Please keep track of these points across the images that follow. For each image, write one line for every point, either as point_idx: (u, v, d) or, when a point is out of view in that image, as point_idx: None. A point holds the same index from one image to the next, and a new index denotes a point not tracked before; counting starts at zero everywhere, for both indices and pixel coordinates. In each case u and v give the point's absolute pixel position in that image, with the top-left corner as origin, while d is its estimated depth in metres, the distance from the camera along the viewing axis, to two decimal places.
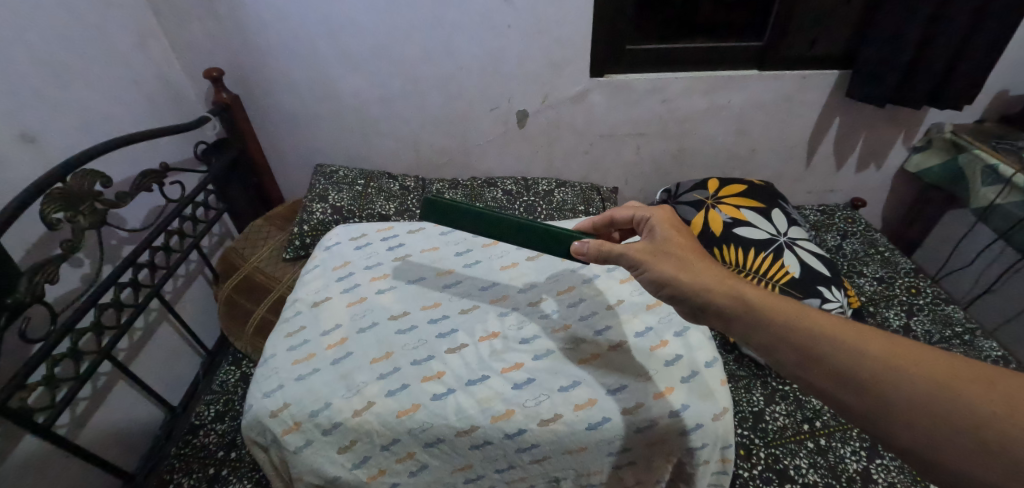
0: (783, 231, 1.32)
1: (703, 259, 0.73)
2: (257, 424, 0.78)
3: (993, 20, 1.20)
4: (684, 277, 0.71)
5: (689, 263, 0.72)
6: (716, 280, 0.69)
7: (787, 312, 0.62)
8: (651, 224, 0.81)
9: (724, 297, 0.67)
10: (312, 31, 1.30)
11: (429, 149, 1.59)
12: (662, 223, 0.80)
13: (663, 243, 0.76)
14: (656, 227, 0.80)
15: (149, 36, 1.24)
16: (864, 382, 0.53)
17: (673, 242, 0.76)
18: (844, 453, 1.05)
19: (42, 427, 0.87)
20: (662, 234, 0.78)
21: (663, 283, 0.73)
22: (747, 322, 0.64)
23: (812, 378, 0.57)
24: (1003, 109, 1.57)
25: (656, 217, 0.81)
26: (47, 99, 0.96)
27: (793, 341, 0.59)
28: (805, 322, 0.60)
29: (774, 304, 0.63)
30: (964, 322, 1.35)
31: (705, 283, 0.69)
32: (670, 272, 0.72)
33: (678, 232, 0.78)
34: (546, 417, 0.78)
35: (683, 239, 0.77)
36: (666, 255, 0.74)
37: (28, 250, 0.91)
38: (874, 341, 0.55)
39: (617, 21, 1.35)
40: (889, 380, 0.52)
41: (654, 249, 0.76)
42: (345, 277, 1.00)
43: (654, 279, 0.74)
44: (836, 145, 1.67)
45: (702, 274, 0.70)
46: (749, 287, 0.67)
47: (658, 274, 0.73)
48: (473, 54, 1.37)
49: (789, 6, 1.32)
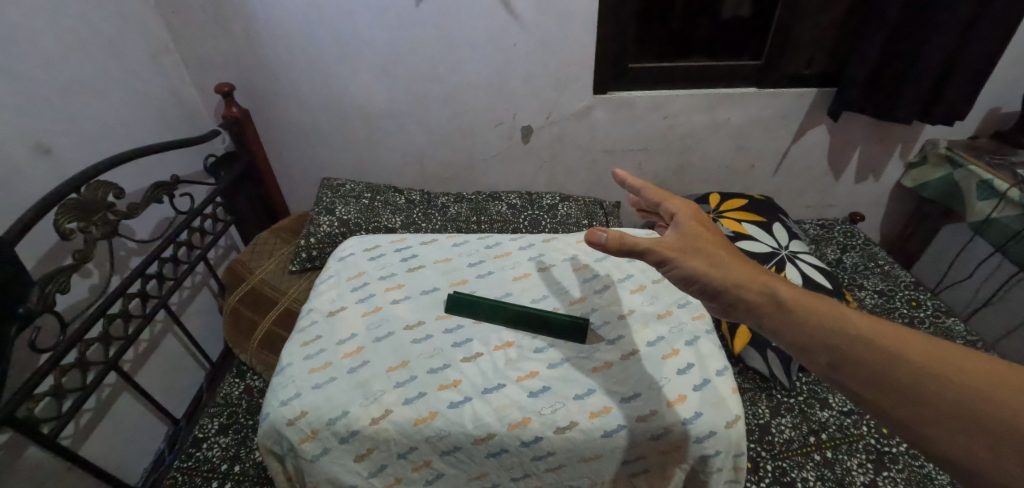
0: (784, 245, 1.34)
1: (732, 258, 0.74)
2: (274, 432, 0.78)
3: (980, 40, 1.24)
4: (717, 275, 0.72)
5: (720, 261, 0.73)
6: (748, 277, 0.70)
7: (820, 312, 0.63)
8: (677, 219, 0.80)
9: (755, 295, 0.68)
10: (323, 49, 1.34)
11: (434, 163, 1.61)
12: (687, 218, 0.80)
13: (692, 238, 0.76)
14: (682, 223, 0.79)
15: (162, 51, 1.27)
16: (899, 389, 0.54)
17: (700, 239, 0.76)
18: (851, 465, 1.06)
19: (47, 438, 0.86)
20: (690, 230, 0.78)
21: (694, 278, 0.73)
22: (775, 321, 0.66)
23: (844, 378, 0.58)
24: (994, 126, 1.61)
25: (683, 213, 0.81)
26: (62, 113, 0.98)
27: (826, 342, 0.60)
28: (840, 322, 0.61)
29: (807, 303, 0.65)
30: (965, 335, 1.36)
31: (735, 281, 0.71)
32: (702, 267, 0.72)
33: (705, 229, 0.79)
34: (563, 425, 0.78)
35: (709, 235, 0.78)
36: (695, 250, 0.75)
37: (40, 261, 0.92)
38: (909, 344, 0.56)
39: (620, 39, 1.38)
40: (923, 382, 0.53)
41: (682, 243, 0.75)
42: (359, 287, 1.01)
43: (684, 274, 0.74)
44: (832, 161, 1.70)
45: (732, 271, 0.72)
46: (781, 285, 0.68)
47: (688, 269, 0.73)
48: (481, 71, 1.41)
49: (784, 25, 1.36)
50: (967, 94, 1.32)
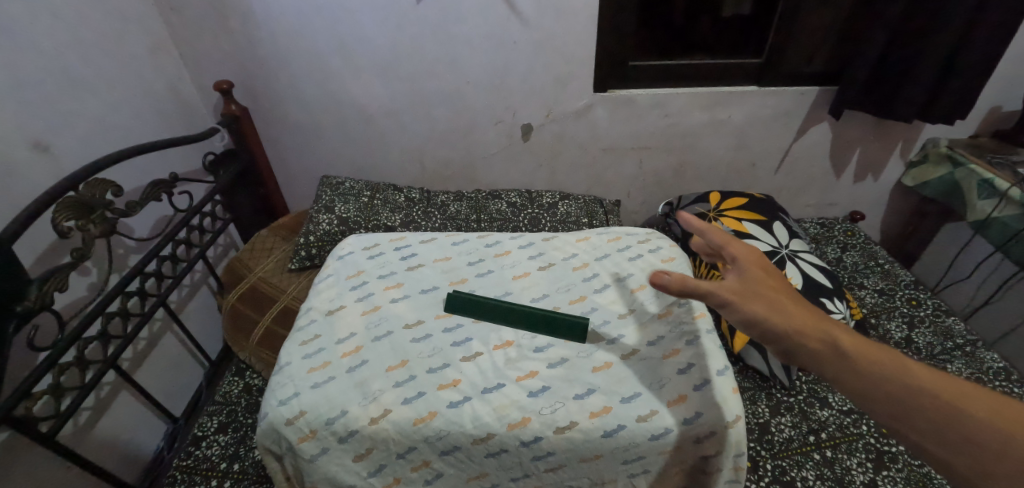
0: (785, 244, 1.34)
1: (795, 306, 0.67)
2: (272, 432, 0.78)
3: (983, 38, 1.23)
4: (780, 323, 0.65)
5: (781, 305, 0.67)
6: (810, 325, 0.64)
7: (885, 364, 0.58)
8: (738, 261, 0.73)
9: (816, 343, 0.63)
10: (322, 46, 1.33)
11: (434, 161, 1.60)
12: (749, 262, 0.73)
13: (753, 281, 0.70)
14: (742, 265, 0.72)
15: (161, 48, 1.26)
16: (977, 450, 0.51)
17: (761, 282, 0.70)
18: (850, 464, 1.06)
19: (46, 436, 0.86)
20: (753, 275, 0.71)
21: (753, 323, 0.67)
22: (841, 374, 0.60)
23: (920, 439, 0.54)
24: (995, 125, 1.60)
25: (744, 254, 0.73)
26: (61, 110, 0.97)
27: (894, 397, 0.56)
28: (908, 377, 0.57)
29: (871, 353, 0.60)
30: (965, 335, 1.36)
31: (796, 328, 0.65)
32: (762, 313, 0.66)
33: (766, 273, 0.72)
34: (562, 425, 0.78)
35: (770, 278, 0.71)
36: (754, 294, 0.68)
37: (38, 258, 0.92)
38: (985, 403, 0.53)
39: (621, 36, 1.37)
40: (1005, 448, 0.50)
41: (744, 289, 0.69)
42: (358, 285, 1.01)
43: (743, 320, 0.67)
44: (833, 160, 1.69)
45: (793, 317, 0.65)
46: (841, 332, 0.63)
47: (748, 315, 0.67)
48: (480, 69, 1.40)
49: (785, 23, 1.36)
50: (969, 92, 1.32)
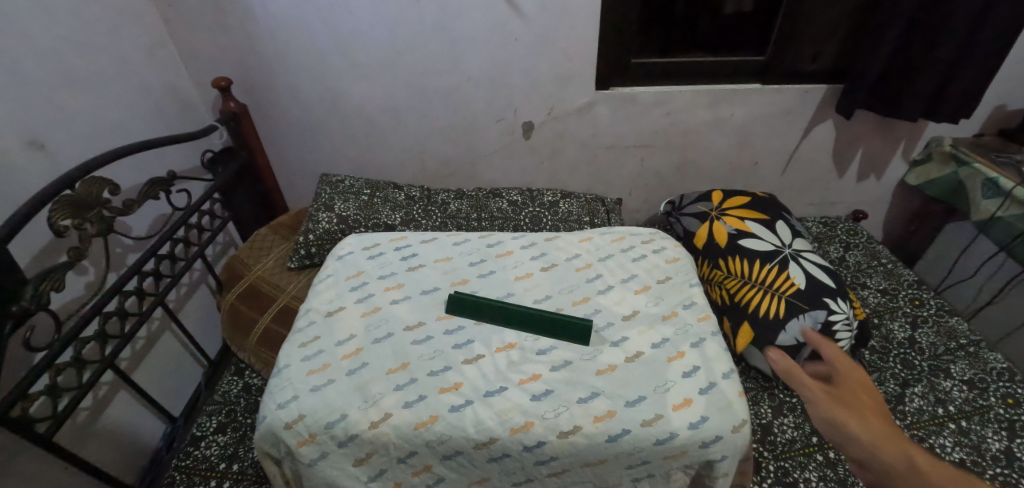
0: (788, 243, 1.32)
1: (877, 416, 0.81)
2: (271, 436, 0.77)
3: (989, 36, 1.22)
4: (864, 432, 0.77)
5: (865, 417, 0.81)
6: (895, 442, 0.76)
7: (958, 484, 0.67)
8: (837, 377, 0.91)
9: (890, 454, 0.74)
10: (321, 42, 1.31)
11: (434, 159, 1.59)
12: (851, 378, 0.91)
13: (845, 394, 0.87)
14: (844, 381, 0.91)
15: (159, 45, 1.25)
16: None
17: (854, 397, 0.87)
18: (853, 466, 1.05)
19: (43, 437, 0.85)
20: (845, 389, 0.89)
21: (837, 425, 0.79)
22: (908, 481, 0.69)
23: None
24: (1000, 124, 1.59)
25: (842, 372, 0.92)
26: (56, 106, 0.96)
27: None
28: None
29: (944, 472, 0.68)
30: (968, 335, 1.34)
31: (875, 436, 0.76)
32: (841, 415, 0.80)
33: (865, 392, 0.88)
34: (566, 429, 0.77)
35: (869, 399, 0.86)
36: (846, 402, 0.85)
37: (35, 258, 0.91)
38: None
39: (623, 33, 1.36)
40: None
41: (835, 398, 0.85)
42: (359, 286, 1.00)
43: (826, 419, 0.81)
44: (836, 158, 1.68)
45: (874, 425, 0.79)
46: (920, 453, 0.73)
47: (827, 415, 0.81)
48: (481, 65, 1.39)
49: (790, 20, 1.34)
50: (975, 91, 1.30)
